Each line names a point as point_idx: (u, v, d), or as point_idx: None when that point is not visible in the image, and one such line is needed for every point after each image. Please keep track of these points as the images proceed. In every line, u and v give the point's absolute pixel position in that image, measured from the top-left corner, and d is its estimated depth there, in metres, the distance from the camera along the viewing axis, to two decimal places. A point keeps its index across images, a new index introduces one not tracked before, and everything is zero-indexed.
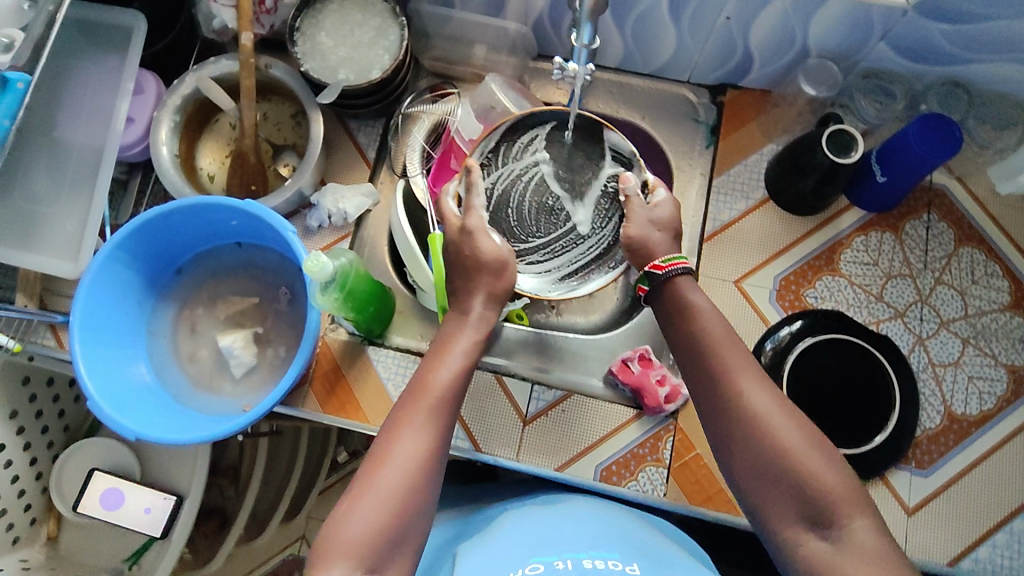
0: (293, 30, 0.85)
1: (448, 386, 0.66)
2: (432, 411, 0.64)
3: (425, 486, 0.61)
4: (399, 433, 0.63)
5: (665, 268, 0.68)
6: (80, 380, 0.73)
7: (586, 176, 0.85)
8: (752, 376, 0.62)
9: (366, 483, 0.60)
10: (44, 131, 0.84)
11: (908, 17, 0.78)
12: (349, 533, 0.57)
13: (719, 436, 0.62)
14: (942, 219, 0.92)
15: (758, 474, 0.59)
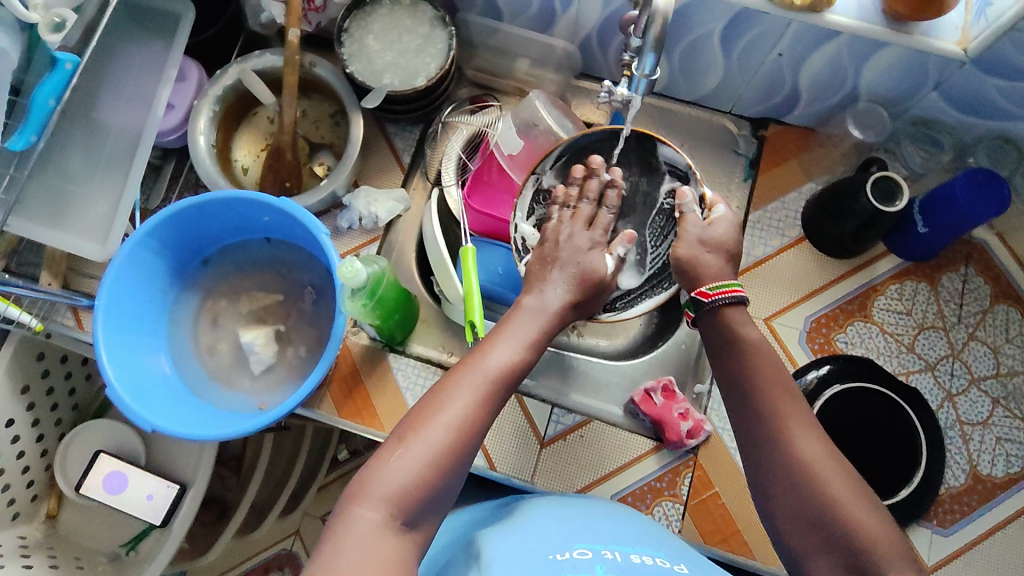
0: (341, 31, 0.85)
1: (512, 359, 0.65)
2: (492, 379, 0.63)
3: (461, 452, 0.59)
4: (456, 390, 0.62)
5: (711, 297, 0.66)
6: (102, 368, 0.72)
7: (639, 196, 0.81)
8: (793, 421, 0.60)
9: (415, 430, 0.59)
10: (83, 111, 0.84)
11: (964, 69, 0.76)
12: (388, 476, 0.56)
13: (764, 479, 0.60)
14: (979, 274, 0.91)
15: (802, 526, 0.57)
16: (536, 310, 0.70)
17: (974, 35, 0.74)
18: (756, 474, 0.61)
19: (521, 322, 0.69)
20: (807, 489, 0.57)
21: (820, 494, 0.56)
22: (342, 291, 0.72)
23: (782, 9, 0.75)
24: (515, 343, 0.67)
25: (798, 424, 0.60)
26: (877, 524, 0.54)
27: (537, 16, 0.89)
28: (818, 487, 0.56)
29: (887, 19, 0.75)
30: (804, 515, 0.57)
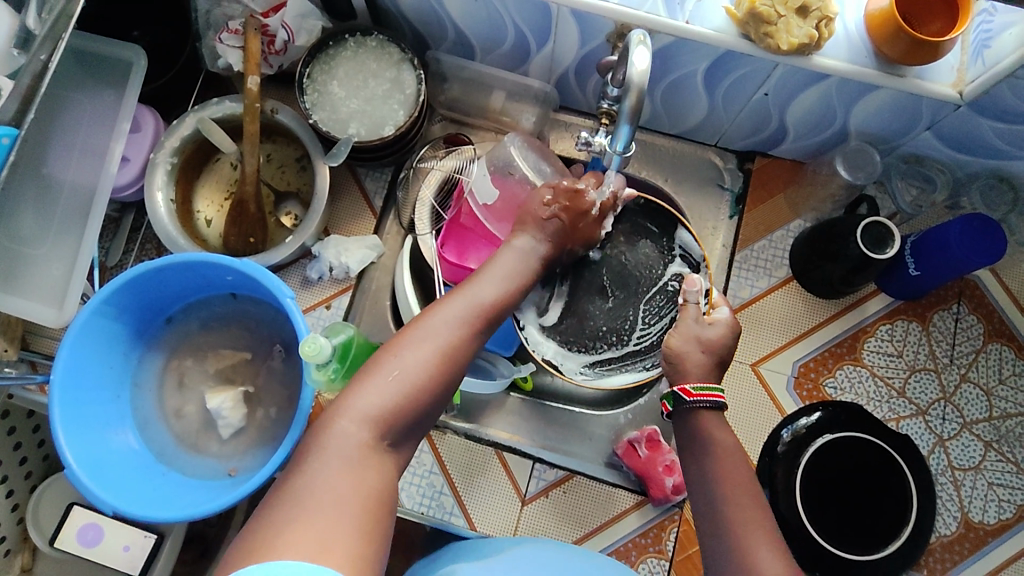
0: (303, 77, 0.80)
1: (495, 297, 0.68)
2: (475, 313, 0.66)
3: (445, 380, 0.61)
4: (440, 318, 0.64)
5: (692, 396, 0.66)
6: (60, 452, 0.69)
7: (643, 275, 0.83)
8: (749, 513, 0.61)
9: (401, 349, 0.61)
10: (33, 167, 0.79)
11: (960, 111, 0.73)
12: (372, 391, 0.57)
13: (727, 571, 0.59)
14: (972, 311, 0.88)
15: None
16: (524, 253, 0.74)
17: (970, 78, 0.70)
18: (721, 564, 0.59)
19: (500, 264, 0.72)
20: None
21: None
22: (307, 364, 0.69)
23: (769, 53, 0.70)
24: (495, 283, 0.70)
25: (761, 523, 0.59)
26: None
27: (510, 53, 0.84)
28: None
29: (878, 62, 0.71)
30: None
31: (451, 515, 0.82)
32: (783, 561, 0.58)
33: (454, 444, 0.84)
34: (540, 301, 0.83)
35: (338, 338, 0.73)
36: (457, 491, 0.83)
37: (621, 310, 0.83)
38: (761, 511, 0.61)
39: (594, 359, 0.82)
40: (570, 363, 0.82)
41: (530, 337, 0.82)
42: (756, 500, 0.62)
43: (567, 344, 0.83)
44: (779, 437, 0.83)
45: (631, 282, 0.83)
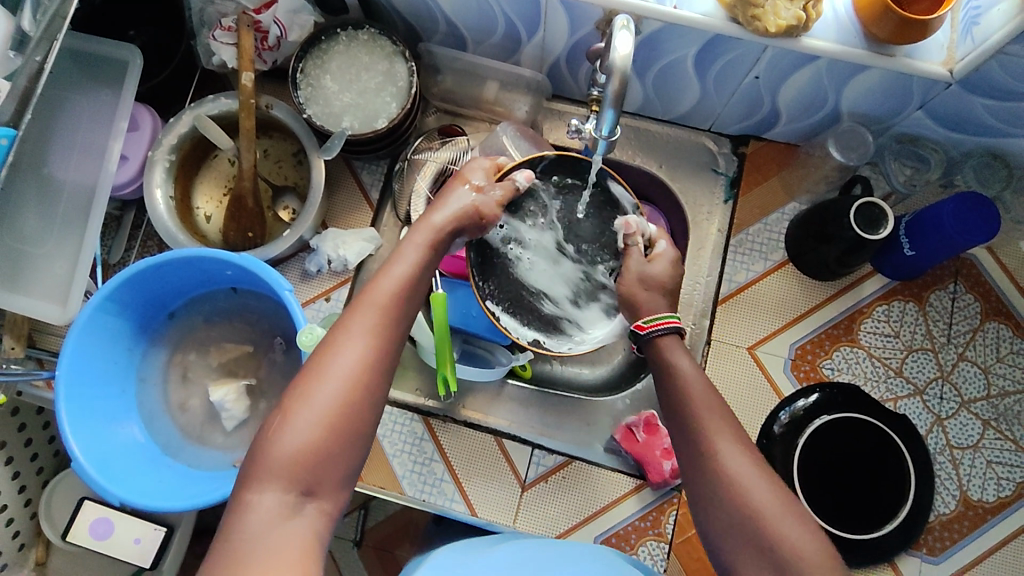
0: (296, 73, 0.81)
1: (406, 288, 0.61)
2: (392, 312, 0.59)
3: (365, 403, 0.55)
4: (354, 330, 0.57)
5: (646, 330, 0.67)
6: (67, 446, 0.70)
7: (585, 225, 0.83)
8: (716, 425, 0.60)
9: (317, 379, 0.54)
10: (35, 167, 0.81)
11: (951, 90, 0.73)
12: (299, 435, 0.52)
13: (698, 491, 0.58)
14: (968, 290, 0.88)
15: (732, 547, 0.55)
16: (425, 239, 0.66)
17: (960, 56, 0.70)
18: None
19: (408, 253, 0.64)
20: (735, 506, 0.55)
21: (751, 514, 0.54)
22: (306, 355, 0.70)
23: (757, 36, 0.70)
24: (402, 275, 0.62)
25: (726, 442, 0.58)
26: (809, 540, 0.53)
27: (501, 43, 0.85)
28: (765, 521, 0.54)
29: (866, 42, 0.71)
30: (722, 531, 0.56)
31: (452, 502, 0.83)
32: (754, 470, 0.57)
33: (454, 432, 0.85)
34: (499, 287, 0.83)
35: None
36: (458, 478, 0.84)
37: (574, 274, 0.83)
38: (732, 425, 0.60)
39: (570, 327, 0.83)
40: (550, 340, 0.82)
41: (506, 325, 0.82)
42: (726, 413, 0.61)
43: (538, 321, 0.83)
44: (777, 419, 0.84)
45: (575, 235, 0.83)
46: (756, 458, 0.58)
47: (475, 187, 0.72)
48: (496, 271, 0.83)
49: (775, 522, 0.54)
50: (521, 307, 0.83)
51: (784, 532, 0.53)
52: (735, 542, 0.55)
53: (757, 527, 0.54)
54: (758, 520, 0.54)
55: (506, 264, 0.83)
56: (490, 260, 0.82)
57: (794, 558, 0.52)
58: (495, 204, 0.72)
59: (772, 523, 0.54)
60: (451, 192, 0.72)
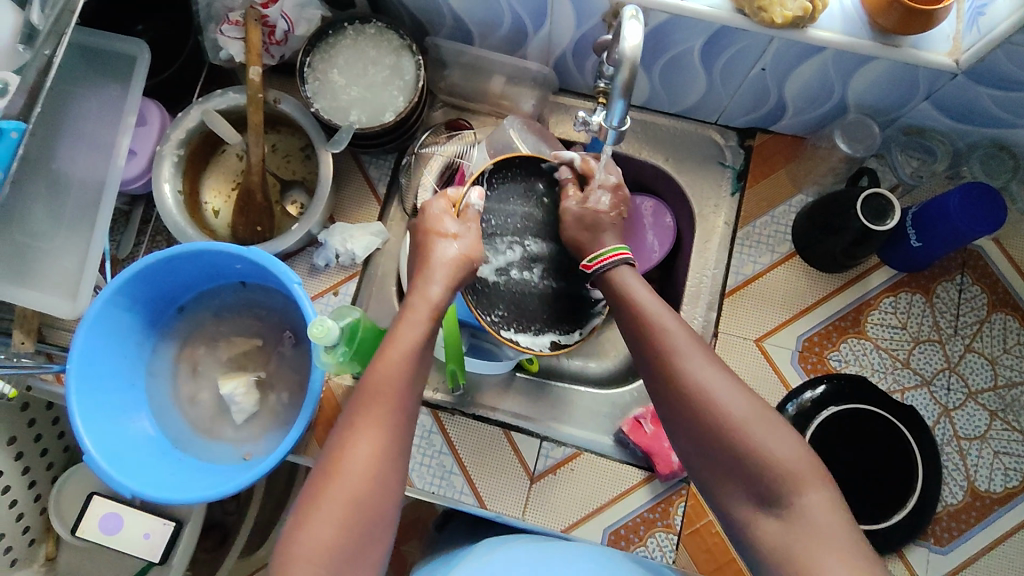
0: (303, 67, 0.81)
1: (410, 371, 0.61)
2: (396, 400, 0.59)
3: (379, 497, 0.56)
4: (364, 425, 0.58)
5: (592, 267, 0.72)
6: (80, 439, 0.71)
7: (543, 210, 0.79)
8: (680, 348, 0.62)
9: (330, 479, 0.56)
10: (43, 162, 0.81)
11: (956, 80, 0.73)
12: (315, 535, 0.53)
13: (670, 414, 0.61)
14: (975, 282, 0.88)
15: (716, 468, 0.58)
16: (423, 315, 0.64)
17: (966, 46, 0.70)
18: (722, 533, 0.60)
19: (411, 330, 0.63)
20: (707, 418, 0.58)
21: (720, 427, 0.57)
22: (317, 346, 0.71)
23: (763, 27, 0.71)
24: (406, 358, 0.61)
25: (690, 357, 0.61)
26: (784, 447, 0.56)
27: (507, 37, 0.85)
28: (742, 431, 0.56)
29: (873, 33, 0.71)
30: (698, 448, 0.59)
31: (462, 494, 0.83)
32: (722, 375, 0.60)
33: (462, 425, 0.86)
34: (504, 311, 0.77)
35: (345, 321, 0.73)
36: (467, 471, 0.84)
37: (552, 261, 0.78)
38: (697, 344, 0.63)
39: (580, 315, 0.78)
40: (567, 335, 0.78)
41: (526, 344, 0.76)
42: (687, 334, 0.63)
43: (549, 325, 0.78)
44: (784, 411, 0.83)
45: (542, 225, 0.78)
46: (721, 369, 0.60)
47: (451, 233, 0.70)
48: (498, 296, 0.77)
49: (745, 431, 0.56)
50: (529, 321, 0.77)
51: (757, 440, 0.56)
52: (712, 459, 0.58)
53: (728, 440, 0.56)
54: (728, 433, 0.57)
55: (498, 290, 0.77)
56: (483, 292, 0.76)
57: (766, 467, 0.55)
58: (475, 240, 0.71)
59: (744, 434, 0.56)
60: (431, 248, 0.69)
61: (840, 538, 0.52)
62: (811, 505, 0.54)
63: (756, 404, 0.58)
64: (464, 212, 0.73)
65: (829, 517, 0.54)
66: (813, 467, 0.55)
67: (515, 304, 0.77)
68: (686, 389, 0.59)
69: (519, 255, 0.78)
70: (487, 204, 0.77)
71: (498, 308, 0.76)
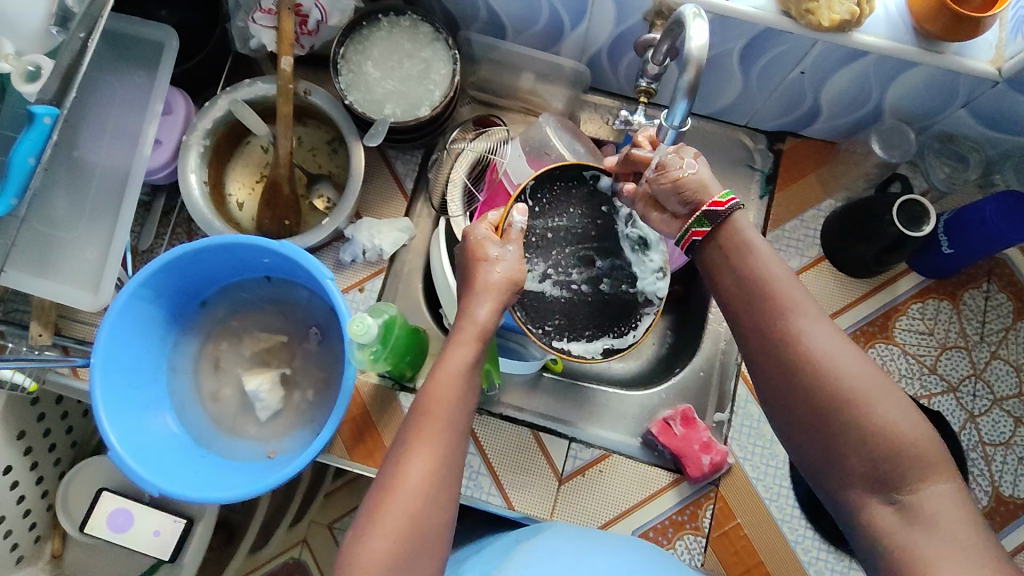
0: (337, 58, 0.80)
1: (461, 390, 0.60)
2: (449, 419, 0.59)
3: (432, 514, 0.56)
4: (419, 443, 0.57)
5: (726, 205, 0.63)
6: (105, 436, 0.69)
7: (594, 221, 0.78)
8: (798, 316, 0.59)
9: (388, 494, 0.55)
10: (65, 150, 0.78)
11: (997, 88, 0.73)
12: (374, 550, 0.53)
13: (779, 383, 0.60)
14: (1001, 289, 0.89)
15: (815, 447, 0.58)
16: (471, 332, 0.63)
17: (1010, 55, 0.70)
18: None
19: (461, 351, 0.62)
20: (819, 393, 0.57)
21: (847, 403, 0.56)
22: (351, 344, 0.69)
23: (809, 30, 0.70)
24: (459, 378, 0.60)
25: (803, 321, 0.59)
26: (901, 421, 0.55)
27: (543, 33, 0.84)
28: (864, 412, 0.55)
29: (918, 39, 0.70)
30: (815, 426, 0.58)
31: (489, 495, 0.82)
32: (837, 344, 0.58)
33: (489, 425, 0.85)
34: (556, 321, 0.77)
35: (381, 318, 0.73)
36: (495, 471, 0.83)
37: (605, 272, 0.79)
38: (814, 307, 0.59)
39: (632, 315, 0.78)
40: (616, 340, 0.77)
41: (578, 354, 0.76)
42: (805, 299, 0.60)
43: (600, 331, 0.78)
44: None
45: (587, 230, 0.78)
46: (840, 336, 0.59)
47: (495, 257, 0.66)
48: (549, 308, 0.77)
49: (874, 408, 0.55)
50: (580, 330, 0.77)
51: (881, 420, 0.55)
52: (827, 438, 0.57)
53: (857, 417, 0.55)
54: (857, 411, 0.56)
55: (551, 304, 0.77)
56: (536, 307, 0.77)
57: (895, 448, 0.54)
58: (519, 261, 0.67)
59: (872, 411, 0.55)
60: (477, 275, 0.65)
61: (965, 531, 0.52)
62: (934, 493, 0.53)
63: (875, 375, 0.57)
64: (507, 232, 0.70)
65: (949, 507, 0.53)
66: (937, 453, 0.55)
67: (566, 316, 0.77)
68: (814, 361, 0.57)
69: (573, 268, 0.78)
70: (532, 220, 0.76)
71: (551, 320, 0.77)
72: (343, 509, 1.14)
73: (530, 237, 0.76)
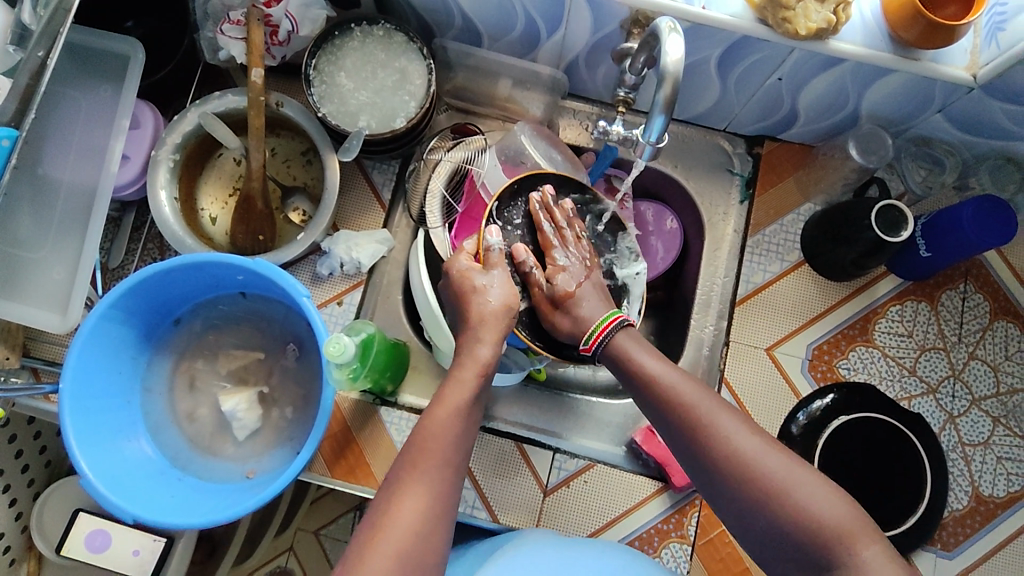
0: (309, 69, 0.78)
1: (458, 427, 0.60)
2: (444, 457, 0.58)
3: (430, 547, 0.54)
4: (413, 479, 0.56)
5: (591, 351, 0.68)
6: (77, 465, 0.67)
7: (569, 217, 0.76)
8: (707, 412, 0.60)
9: (378, 532, 0.53)
10: (29, 168, 0.76)
11: (972, 94, 0.73)
12: None
13: (709, 481, 0.59)
14: (978, 290, 0.89)
15: (756, 536, 0.57)
16: (467, 366, 0.63)
17: (984, 61, 0.70)
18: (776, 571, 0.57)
19: (461, 384, 0.62)
20: (744, 485, 0.56)
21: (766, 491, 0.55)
22: (328, 363, 0.68)
23: (786, 38, 0.69)
24: (453, 422, 0.60)
25: (713, 415, 0.59)
26: (825, 500, 0.54)
27: (518, 40, 0.83)
28: (784, 497, 0.55)
29: (893, 45, 0.70)
30: (745, 520, 0.57)
31: (474, 509, 0.81)
32: (750, 434, 0.58)
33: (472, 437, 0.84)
34: None
35: (359, 336, 0.72)
36: (477, 481, 0.82)
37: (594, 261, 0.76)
38: (723, 405, 0.61)
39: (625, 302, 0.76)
40: None
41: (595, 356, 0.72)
42: (710, 398, 0.61)
43: None
44: (795, 419, 0.84)
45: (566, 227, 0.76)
46: (751, 427, 0.59)
47: (483, 286, 0.67)
48: None
49: (793, 492, 0.54)
50: None
51: (804, 503, 0.54)
52: (761, 526, 0.56)
53: (779, 505, 0.55)
54: (776, 497, 0.55)
55: None
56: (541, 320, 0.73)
57: (819, 531, 0.53)
58: (509, 284, 0.68)
59: (790, 495, 0.54)
60: (470, 303, 0.66)
61: None
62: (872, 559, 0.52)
63: (791, 461, 0.56)
64: (489, 256, 0.69)
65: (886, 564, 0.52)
66: (867, 523, 0.54)
67: None
68: (726, 456, 0.57)
69: None
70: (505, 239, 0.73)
71: None
72: (328, 520, 1.12)
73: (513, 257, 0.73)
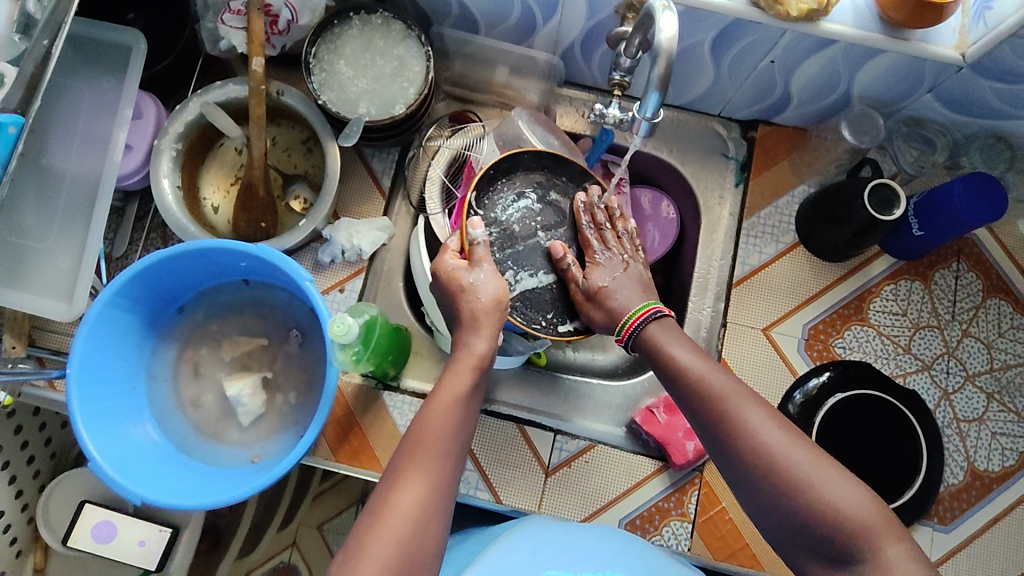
0: (309, 57, 0.79)
1: (454, 418, 0.61)
2: (440, 450, 0.59)
3: (426, 538, 0.55)
4: (411, 469, 0.57)
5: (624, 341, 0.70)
6: (86, 448, 0.68)
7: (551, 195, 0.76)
8: (738, 404, 0.60)
9: (379, 519, 0.54)
10: (33, 158, 0.77)
11: (961, 73, 0.74)
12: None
13: (734, 469, 0.59)
14: (971, 269, 0.91)
15: (775, 522, 0.58)
16: (462, 357, 0.65)
17: (972, 40, 0.71)
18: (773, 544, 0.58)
19: (459, 375, 0.63)
20: (770, 475, 0.57)
21: (791, 483, 0.56)
22: (332, 344, 0.69)
23: (777, 20, 0.71)
24: (450, 415, 0.61)
25: (744, 407, 0.60)
26: (847, 492, 0.55)
27: (515, 27, 0.84)
28: (811, 488, 0.55)
29: (883, 26, 0.72)
30: (769, 509, 0.58)
31: (477, 490, 0.82)
32: (780, 428, 0.59)
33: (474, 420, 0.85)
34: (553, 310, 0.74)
35: (362, 318, 0.73)
36: (479, 463, 0.83)
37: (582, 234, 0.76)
38: (756, 398, 0.61)
39: None
40: None
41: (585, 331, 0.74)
42: (742, 390, 0.62)
43: None
44: (790, 398, 0.85)
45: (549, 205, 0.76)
46: (779, 420, 0.59)
47: (470, 284, 0.67)
48: (543, 300, 0.74)
49: (818, 484, 0.55)
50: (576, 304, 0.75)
51: (829, 495, 0.55)
52: (784, 515, 0.57)
53: (803, 496, 0.55)
54: (800, 488, 0.55)
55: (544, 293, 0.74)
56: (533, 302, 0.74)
57: (840, 522, 0.54)
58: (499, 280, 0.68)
59: (815, 487, 0.55)
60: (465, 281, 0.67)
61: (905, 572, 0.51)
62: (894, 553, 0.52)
63: (817, 454, 0.57)
64: (473, 249, 0.69)
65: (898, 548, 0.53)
66: (887, 515, 0.54)
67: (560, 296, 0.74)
68: (754, 446, 0.58)
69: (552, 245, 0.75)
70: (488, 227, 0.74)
71: (547, 308, 0.74)
72: (332, 511, 1.13)
73: (496, 245, 0.73)
